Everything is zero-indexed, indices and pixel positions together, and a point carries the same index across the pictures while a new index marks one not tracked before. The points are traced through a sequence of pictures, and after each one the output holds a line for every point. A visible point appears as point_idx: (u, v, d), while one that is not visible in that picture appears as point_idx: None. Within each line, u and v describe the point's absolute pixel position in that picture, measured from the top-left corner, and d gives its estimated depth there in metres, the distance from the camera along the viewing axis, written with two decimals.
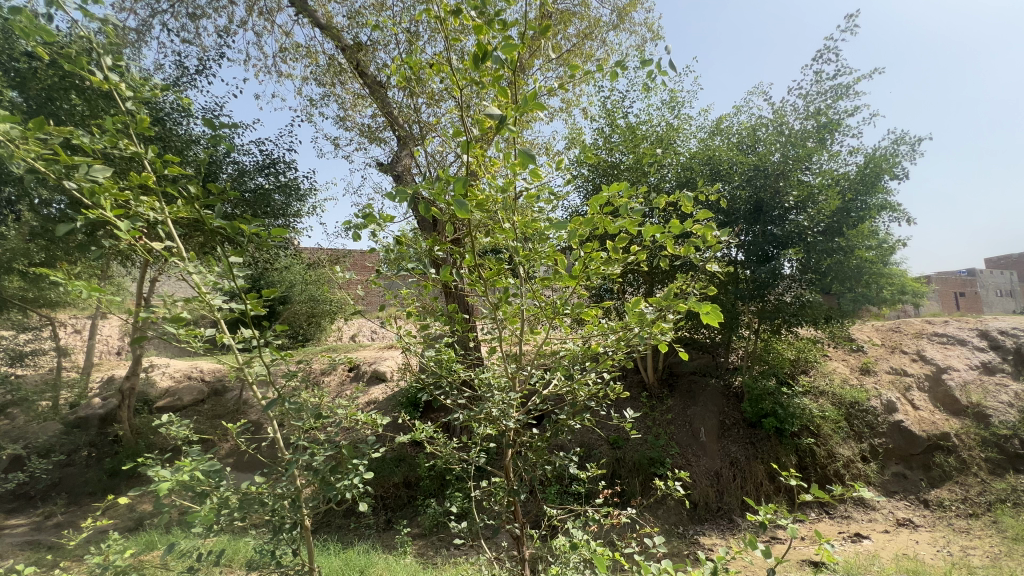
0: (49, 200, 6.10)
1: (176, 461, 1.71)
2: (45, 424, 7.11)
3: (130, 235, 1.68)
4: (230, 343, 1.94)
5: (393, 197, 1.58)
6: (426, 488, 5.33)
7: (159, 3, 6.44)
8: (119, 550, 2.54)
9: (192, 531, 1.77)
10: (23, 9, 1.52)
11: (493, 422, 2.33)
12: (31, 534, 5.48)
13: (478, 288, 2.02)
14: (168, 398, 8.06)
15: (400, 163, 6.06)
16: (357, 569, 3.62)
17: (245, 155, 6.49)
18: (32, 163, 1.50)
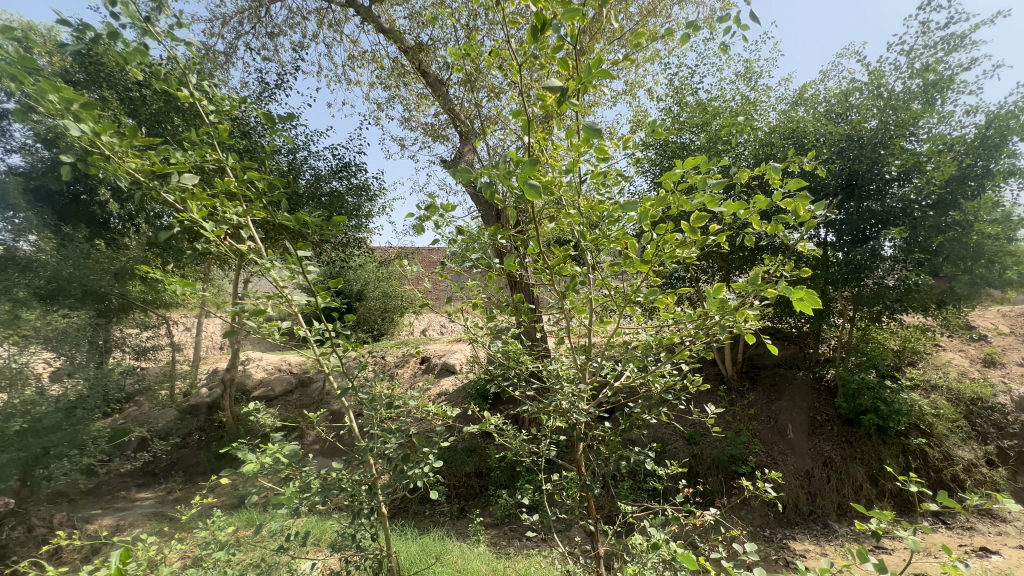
0: (160, 213, 6.89)
1: (264, 445, 1.82)
2: (165, 411, 8.06)
3: (216, 235, 1.80)
4: (307, 335, 2.04)
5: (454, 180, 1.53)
6: (497, 479, 5.40)
7: (242, 25, 6.98)
8: (221, 526, 2.78)
9: (281, 511, 1.89)
10: (126, 39, 1.67)
11: (563, 414, 2.26)
12: (157, 506, 6.22)
13: (544, 276, 1.95)
14: (262, 388, 8.78)
15: (463, 159, 6.15)
16: (434, 556, 3.71)
17: (320, 160, 6.87)
18: (135, 176, 1.65)
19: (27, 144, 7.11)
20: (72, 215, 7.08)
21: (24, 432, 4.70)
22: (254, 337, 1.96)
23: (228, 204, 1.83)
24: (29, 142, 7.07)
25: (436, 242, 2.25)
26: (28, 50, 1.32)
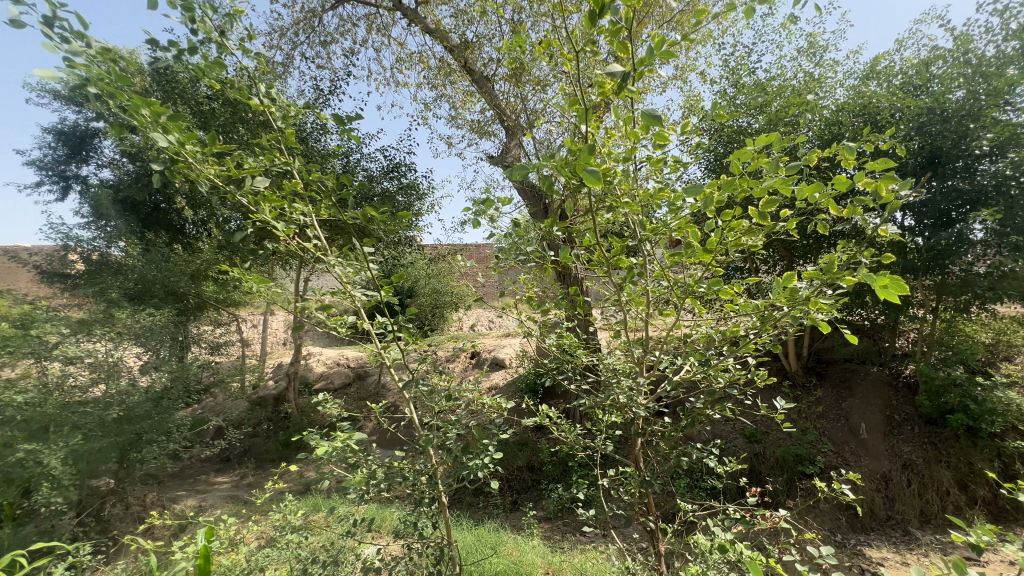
0: (229, 218, 7.58)
1: (332, 434, 1.91)
2: (237, 402, 8.66)
3: (286, 235, 1.90)
4: (369, 329, 2.12)
5: (511, 172, 1.52)
6: (549, 473, 5.40)
7: (298, 36, 7.32)
8: (293, 509, 2.97)
9: (349, 498, 1.98)
10: (203, 54, 1.79)
11: (620, 408, 2.22)
12: (232, 490, 6.70)
13: (601, 268, 1.92)
14: (323, 380, 9.28)
15: (510, 154, 6.15)
16: (490, 546, 3.77)
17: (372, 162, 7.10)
18: (213, 181, 1.78)
19: (116, 159, 7.86)
20: (154, 222, 7.86)
21: (119, 419, 5.19)
22: (320, 332, 2.05)
23: (296, 205, 1.93)
24: (118, 157, 7.82)
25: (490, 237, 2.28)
26: (123, 69, 1.45)
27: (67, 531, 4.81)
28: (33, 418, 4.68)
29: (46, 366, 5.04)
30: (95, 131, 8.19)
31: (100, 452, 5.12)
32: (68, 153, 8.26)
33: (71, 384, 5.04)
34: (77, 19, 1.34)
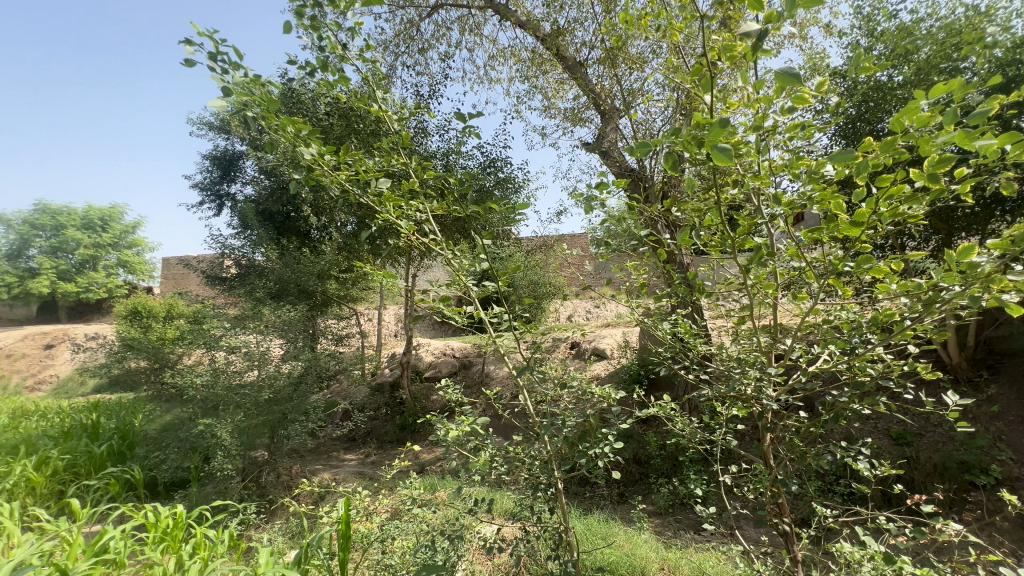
0: (347, 222, 8.39)
1: (455, 416, 2.03)
2: (360, 388, 9.56)
3: (409, 232, 2.04)
4: (485, 318, 2.22)
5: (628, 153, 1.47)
6: (658, 467, 5.22)
7: (400, 48, 7.79)
8: (417, 487, 3.21)
9: (471, 477, 2.10)
10: (329, 72, 2.08)
11: (747, 400, 2.06)
12: (359, 466, 7.41)
13: (725, 250, 1.78)
14: (432, 369, 9.81)
15: (606, 139, 5.98)
16: (600, 537, 3.75)
17: (470, 159, 7.34)
18: (345, 184, 2.00)
19: (256, 176, 9.10)
20: (287, 230, 9.02)
21: (268, 400, 5.98)
22: (441, 322, 2.18)
23: (415, 202, 2.07)
24: (258, 175, 9.04)
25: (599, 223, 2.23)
26: (273, 89, 1.76)
27: (236, 493, 5.73)
28: (206, 396, 5.75)
29: (214, 355, 6.08)
30: (239, 153, 9.54)
31: (255, 427, 6.02)
32: (220, 174, 9.72)
33: (232, 369, 5.95)
34: (234, 51, 1.67)
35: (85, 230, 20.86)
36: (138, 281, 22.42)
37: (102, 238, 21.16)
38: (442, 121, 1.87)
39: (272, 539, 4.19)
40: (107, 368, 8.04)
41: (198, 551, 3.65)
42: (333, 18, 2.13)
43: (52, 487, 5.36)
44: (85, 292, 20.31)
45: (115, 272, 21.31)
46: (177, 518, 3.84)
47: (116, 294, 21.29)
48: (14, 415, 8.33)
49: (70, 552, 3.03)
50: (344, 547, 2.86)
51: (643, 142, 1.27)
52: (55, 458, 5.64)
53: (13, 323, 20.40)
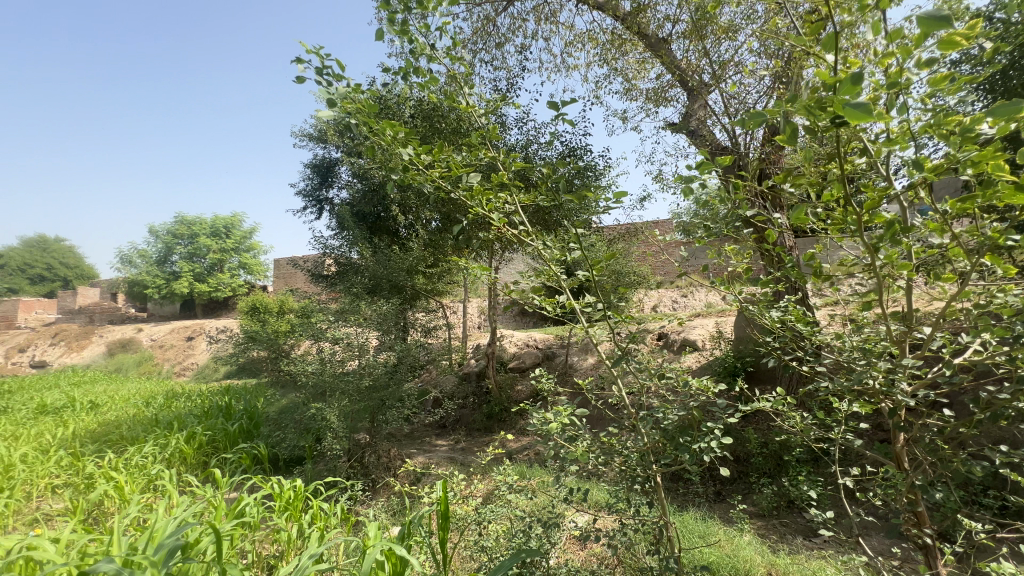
0: (432, 219, 8.77)
1: (551, 404, 2.06)
2: (448, 377, 9.96)
3: (501, 223, 2.09)
4: (576, 307, 2.21)
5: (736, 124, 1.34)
6: (760, 466, 4.87)
7: (477, 45, 7.92)
8: (510, 474, 3.29)
9: (568, 466, 2.12)
10: (420, 75, 2.19)
11: (875, 396, 1.84)
12: (450, 452, 7.73)
13: (849, 228, 1.59)
14: (516, 360, 9.95)
15: (694, 117, 5.63)
16: (697, 535, 3.59)
17: (549, 149, 7.29)
18: (438, 180, 2.10)
19: (351, 180, 9.81)
20: (379, 229, 9.65)
21: (368, 387, 6.47)
22: (534, 310, 2.21)
23: (504, 194, 2.12)
24: (352, 179, 9.75)
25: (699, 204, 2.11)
26: (373, 97, 1.89)
27: (344, 471, 6.27)
28: (316, 382, 6.36)
29: (321, 345, 6.69)
30: (335, 160, 10.35)
31: (357, 411, 6.54)
32: (320, 181, 10.62)
33: (337, 358, 6.53)
34: (338, 64, 1.83)
35: (213, 237, 23.92)
36: (256, 280, 25.26)
37: (226, 243, 24.13)
38: (533, 109, 1.88)
39: (377, 515, 4.55)
40: (236, 357, 9.20)
41: (316, 521, 4.07)
42: (422, 23, 2.23)
43: (199, 457, 6.28)
44: (215, 290, 23.31)
45: (237, 273, 24.24)
46: (297, 490, 4.31)
47: (239, 293, 24.20)
48: (168, 396, 9.85)
49: (217, 513, 3.54)
50: (444, 527, 3.02)
51: (756, 112, 1.16)
52: (200, 433, 6.59)
53: (163, 319, 24.03)
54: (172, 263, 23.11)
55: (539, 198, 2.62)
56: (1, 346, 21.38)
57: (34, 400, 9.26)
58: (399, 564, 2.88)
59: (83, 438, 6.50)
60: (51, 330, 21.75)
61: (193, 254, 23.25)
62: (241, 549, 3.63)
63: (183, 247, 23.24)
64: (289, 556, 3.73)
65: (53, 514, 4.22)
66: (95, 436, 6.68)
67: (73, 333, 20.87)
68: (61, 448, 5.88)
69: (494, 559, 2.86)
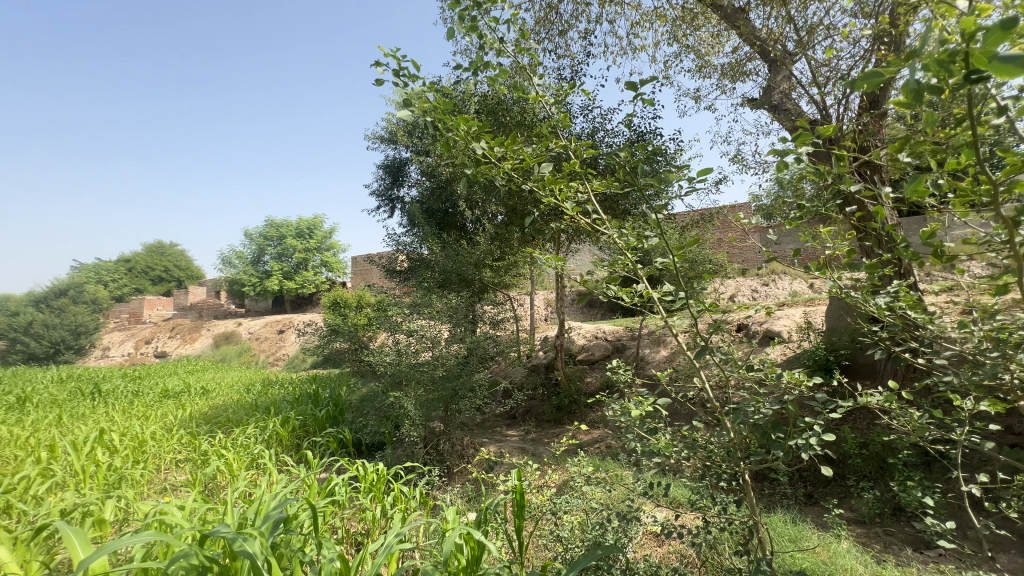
0: (498, 213, 8.87)
1: (631, 395, 2.02)
2: (517, 368, 10.05)
3: (575, 212, 2.07)
4: (655, 296, 2.14)
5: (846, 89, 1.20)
6: (859, 468, 4.45)
7: (540, 35, 7.84)
8: (583, 466, 3.28)
9: (649, 458, 2.07)
10: (492, 68, 2.21)
11: (1015, 393, 1.61)
12: (521, 442, 7.80)
13: (983, 201, 1.38)
14: (585, 352, 9.84)
15: (777, 90, 5.21)
16: (788, 539, 3.36)
17: (616, 136, 7.07)
18: (511, 171, 2.11)
19: (420, 178, 10.16)
20: (447, 224, 9.93)
21: (442, 377, 6.71)
22: (611, 298, 2.18)
23: (577, 183, 2.10)
24: (421, 177, 10.09)
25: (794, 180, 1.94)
26: (449, 95, 1.95)
27: (421, 457, 6.56)
28: (394, 372, 6.70)
29: (397, 337, 7.03)
30: (405, 160, 10.76)
31: (432, 401, 6.80)
32: (392, 181, 11.11)
33: (412, 350, 6.83)
34: (413, 64, 1.92)
35: (298, 238, 25.90)
36: (336, 277, 27.04)
37: (310, 244, 26.04)
38: (611, 91, 1.84)
39: (453, 500, 4.72)
40: (321, 348, 9.92)
41: (397, 502, 4.30)
42: (492, 18, 2.26)
43: (293, 440, 6.86)
44: (301, 287, 25.23)
45: (319, 270, 26.06)
46: (379, 474, 4.57)
47: (322, 289, 26.01)
48: (265, 383, 10.87)
49: (312, 491, 3.85)
50: (520, 514, 3.07)
51: (871, 72, 1.03)
52: (293, 418, 7.20)
53: (258, 314, 26.43)
54: (264, 263, 25.31)
55: (611, 186, 2.55)
56: (130, 338, 24.63)
57: (158, 386, 10.61)
58: (477, 549, 2.97)
59: (198, 420, 7.34)
60: (169, 324, 24.73)
61: (282, 254, 25.32)
62: (333, 524, 3.93)
63: (273, 248, 25.38)
64: (375, 534, 3.98)
65: (178, 484, 4.81)
66: (207, 418, 7.51)
67: (187, 327, 23.60)
68: (181, 428, 6.68)
69: (571, 550, 2.86)
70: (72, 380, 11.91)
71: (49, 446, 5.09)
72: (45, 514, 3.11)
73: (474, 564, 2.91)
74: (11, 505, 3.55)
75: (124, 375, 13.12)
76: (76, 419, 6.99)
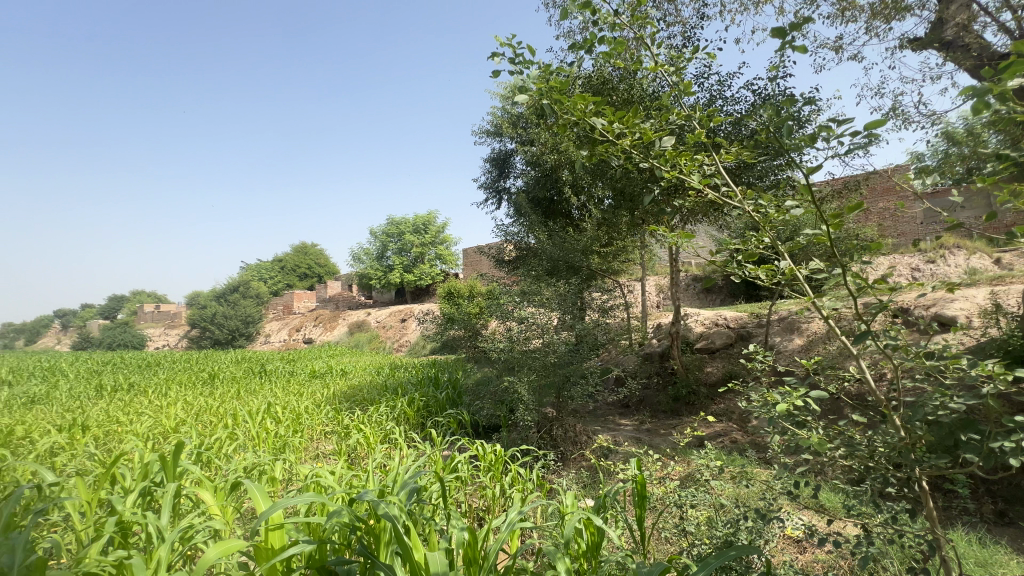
0: (604, 198, 8.64)
1: (778, 385, 1.83)
2: (629, 357, 9.74)
3: (704, 184, 1.92)
4: (801, 275, 1.89)
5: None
6: None
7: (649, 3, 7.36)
8: (710, 459, 3.07)
9: (799, 455, 1.87)
10: (610, 40, 2.14)
11: None
12: (636, 432, 7.57)
13: None
14: (704, 341, 9.11)
15: (952, 23, 4.31)
16: (974, 562, 2.82)
17: (738, 102, 6.40)
18: (631, 147, 2.03)
19: (525, 169, 10.28)
20: (553, 212, 9.95)
21: (554, 363, 6.78)
22: (749, 275, 1.99)
23: (705, 155, 1.95)
24: (526, 167, 10.19)
25: (992, 124, 1.57)
26: (567, 76, 1.94)
27: (535, 441, 6.71)
28: (507, 358, 6.92)
29: (508, 324, 7.24)
30: (511, 151, 10.96)
31: (545, 386, 6.90)
32: (498, 173, 11.39)
33: (523, 337, 6.98)
34: (528, 48, 1.96)
35: (415, 234, 27.99)
36: (450, 269, 28.77)
37: (425, 238, 28.03)
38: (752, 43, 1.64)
39: (570, 485, 4.76)
40: (438, 336, 10.62)
41: (515, 483, 4.45)
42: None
43: (418, 419, 7.46)
44: (419, 279, 27.26)
45: (434, 263, 27.92)
46: (498, 454, 4.76)
47: (437, 280, 27.83)
48: (392, 367, 11.95)
49: (439, 466, 4.16)
50: (640, 504, 2.99)
51: None
52: (418, 399, 7.84)
53: (384, 305, 29.17)
54: (387, 258, 27.75)
55: (742, 155, 2.31)
56: (285, 327, 28.78)
57: (307, 367, 12.26)
58: (597, 535, 2.95)
59: (339, 398, 8.34)
60: (314, 314, 28.39)
61: (403, 250, 27.57)
62: (458, 498, 4.21)
63: (394, 244, 27.68)
64: (495, 511, 4.19)
65: (327, 452, 5.53)
66: (346, 396, 8.50)
67: (327, 317, 26.95)
68: (328, 404, 7.64)
69: (699, 547, 2.70)
70: (244, 361, 14.29)
71: (232, 415, 6.17)
72: (235, 470, 3.77)
73: (595, 550, 2.89)
74: (211, 461, 4.38)
75: (282, 358, 15.39)
76: (250, 393, 8.37)
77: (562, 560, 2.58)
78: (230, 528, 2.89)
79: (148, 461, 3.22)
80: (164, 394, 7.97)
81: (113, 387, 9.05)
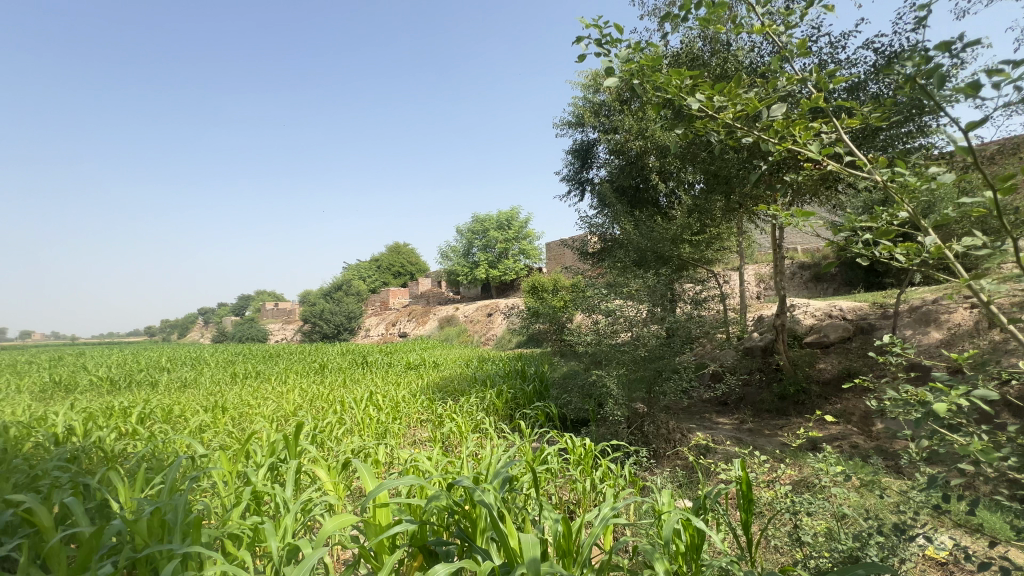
0: (695, 183, 8.13)
1: (924, 381, 1.57)
2: (727, 351, 9.09)
3: (826, 153, 1.69)
4: (953, 254, 1.59)
5: None
6: None
7: None
8: (830, 465, 2.75)
9: (953, 463, 1.59)
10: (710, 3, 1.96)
11: None
12: (736, 431, 7.03)
13: None
14: (815, 334, 8.25)
15: None
16: None
17: (857, 63, 5.64)
18: (736, 119, 1.86)
19: (609, 158, 9.98)
20: (640, 201, 9.57)
21: (644, 357, 6.54)
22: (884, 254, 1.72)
23: (825, 120, 1.73)
24: (610, 156, 9.90)
25: None
26: (662, 47, 1.82)
27: (625, 437, 6.54)
28: (594, 351, 6.80)
29: (595, 317, 7.10)
30: (593, 141, 10.72)
31: (635, 381, 6.67)
32: (581, 164, 11.18)
33: (610, 330, 6.80)
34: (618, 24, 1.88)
35: (499, 230, 28.60)
36: (533, 263, 29.02)
37: (508, 234, 28.56)
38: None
39: (664, 484, 4.56)
40: (523, 329, 10.76)
41: (607, 478, 4.36)
42: None
43: (506, 410, 7.61)
44: (503, 275, 27.80)
45: (517, 258, 28.36)
46: (587, 448, 4.70)
47: (521, 275, 28.20)
48: (480, 360, 12.31)
49: (530, 456, 4.21)
50: (746, 507, 2.78)
51: None
52: (506, 391, 8.01)
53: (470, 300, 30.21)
54: (473, 254, 28.66)
55: (871, 118, 2.00)
56: (382, 322, 30.96)
57: (403, 359, 13.05)
58: (699, 538, 2.78)
59: (432, 389, 8.77)
60: (408, 310, 30.20)
61: (487, 246, 28.32)
62: (548, 489, 4.23)
63: (479, 242, 28.50)
64: (586, 505, 4.15)
65: (423, 439, 5.84)
66: (438, 388, 8.91)
67: (420, 313, 28.50)
68: (423, 394, 8.07)
69: (819, 559, 2.43)
70: (348, 353, 15.61)
71: (340, 402, 6.76)
72: (345, 451, 4.11)
73: (697, 552, 2.72)
74: (324, 442, 4.83)
75: (380, 351, 16.58)
76: (354, 383, 9.10)
77: (660, 560, 2.47)
78: (343, 504, 3.15)
79: (274, 440, 3.63)
80: (284, 382, 8.96)
81: (244, 375, 10.36)
